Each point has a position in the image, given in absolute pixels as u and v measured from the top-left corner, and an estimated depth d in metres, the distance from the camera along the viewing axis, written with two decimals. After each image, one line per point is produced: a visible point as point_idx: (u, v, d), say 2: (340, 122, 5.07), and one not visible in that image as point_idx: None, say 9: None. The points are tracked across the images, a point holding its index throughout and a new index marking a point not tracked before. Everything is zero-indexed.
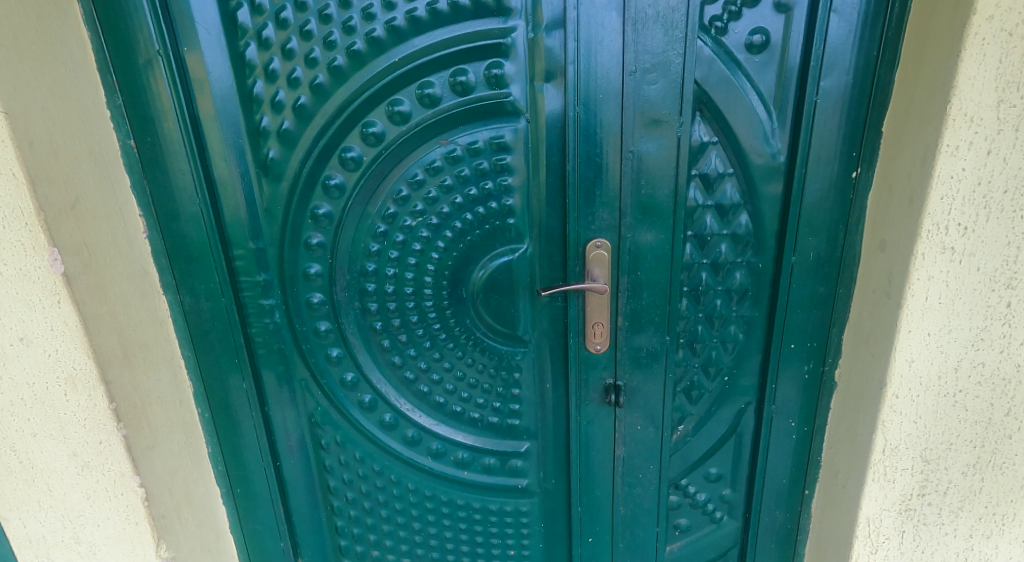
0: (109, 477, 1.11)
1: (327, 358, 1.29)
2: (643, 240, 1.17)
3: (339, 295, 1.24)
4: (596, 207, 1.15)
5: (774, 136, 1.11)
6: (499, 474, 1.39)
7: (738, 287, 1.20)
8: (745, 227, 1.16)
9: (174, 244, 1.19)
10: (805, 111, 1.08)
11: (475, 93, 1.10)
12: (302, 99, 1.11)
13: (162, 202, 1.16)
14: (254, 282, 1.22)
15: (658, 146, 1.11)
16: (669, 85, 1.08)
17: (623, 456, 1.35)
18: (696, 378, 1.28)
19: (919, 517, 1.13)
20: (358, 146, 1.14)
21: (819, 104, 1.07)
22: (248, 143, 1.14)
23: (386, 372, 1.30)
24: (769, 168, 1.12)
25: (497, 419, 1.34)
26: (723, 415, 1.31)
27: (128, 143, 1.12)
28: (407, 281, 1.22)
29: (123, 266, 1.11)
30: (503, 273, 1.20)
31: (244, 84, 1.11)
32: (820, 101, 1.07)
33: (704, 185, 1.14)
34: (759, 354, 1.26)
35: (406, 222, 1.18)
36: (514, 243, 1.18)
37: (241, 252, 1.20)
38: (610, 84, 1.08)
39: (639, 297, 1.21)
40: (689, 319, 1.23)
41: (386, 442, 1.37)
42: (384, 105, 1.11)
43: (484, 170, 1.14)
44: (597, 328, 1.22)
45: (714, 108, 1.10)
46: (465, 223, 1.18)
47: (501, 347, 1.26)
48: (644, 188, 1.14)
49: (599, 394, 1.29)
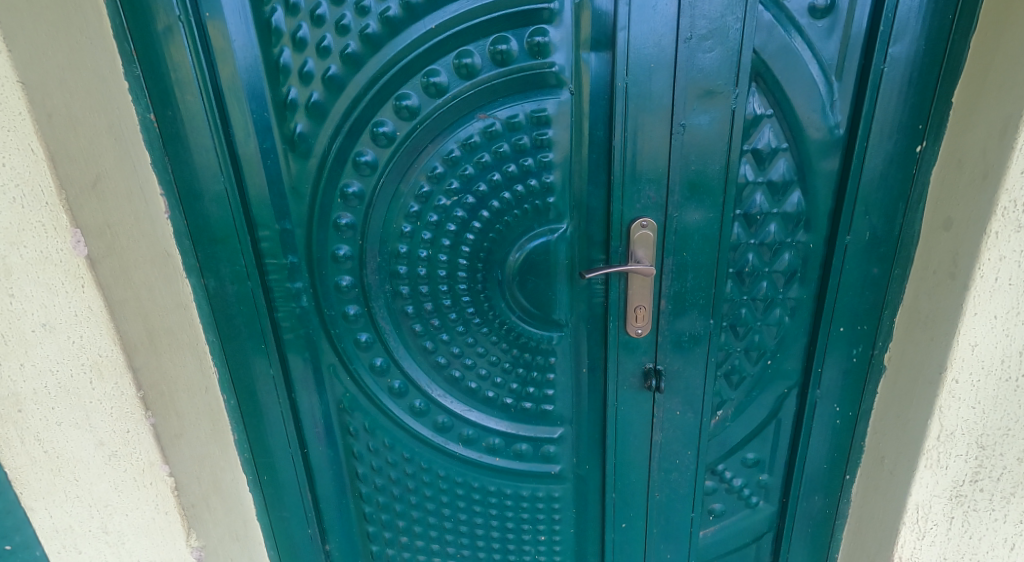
0: (137, 466, 1.08)
1: (356, 343, 1.26)
2: (690, 220, 1.12)
3: (369, 278, 1.20)
4: (643, 184, 1.09)
5: (833, 109, 1.05)
6: (532, 460, 1.37)
7: (786, 268, 1.15)
8: (796, 205, 1.11)
9: (198, 224, 1.12)
10: (870, 79, 1.01)
11: (517, 62, 1.03)
12: (332, 69, 1.04)
13: (184, 179, 1.09)
14: (281, 265, 1.17)
15: (711, 119, 1.05)
16: (725, 54, 1.02)
17: (660, 442, 1.32)
18: (737, 361, 1.24)
19: (970, 503, 1.09)
20: (390, 120, 1.07)
21: (886, 72, 1.01)
22: (274, 117, 1.07)
23: (418, 357, 1.28)
24: (827, 142, 1.07)
25: (531, 405, 1.31)
26: (765, 399, 1.28)
27: (148, 117, 1.05)
28: (441, 263, 1.18)
29: (145, 249, 1.06)
30: (541, 256, 1.16)
31: (270, 54, 1.03)
32: (887, 70, 1.01)
33: (756, 161, 1.08)
34: (805, 339, 1.22)
35: (441, 202, 1.13)
36: (553, 224, 1.13)
37: (268, 234, 1.15)
38: (662, 52, 1.02)
39: (684, 279, 1.16)
40: (734, 301, 1.19)
41: (417, 429, 1.36)
42: (419, 76, 1.04)
43: (524, 146, 1.08)
44: (640, 312, 1.18)
45: (771, 78, 1.03)
46: (503, 203, 1.12)
47: (536, 332, 1.23)
48: (693, 164, 1.08)
49: (638, 379, 1.25)
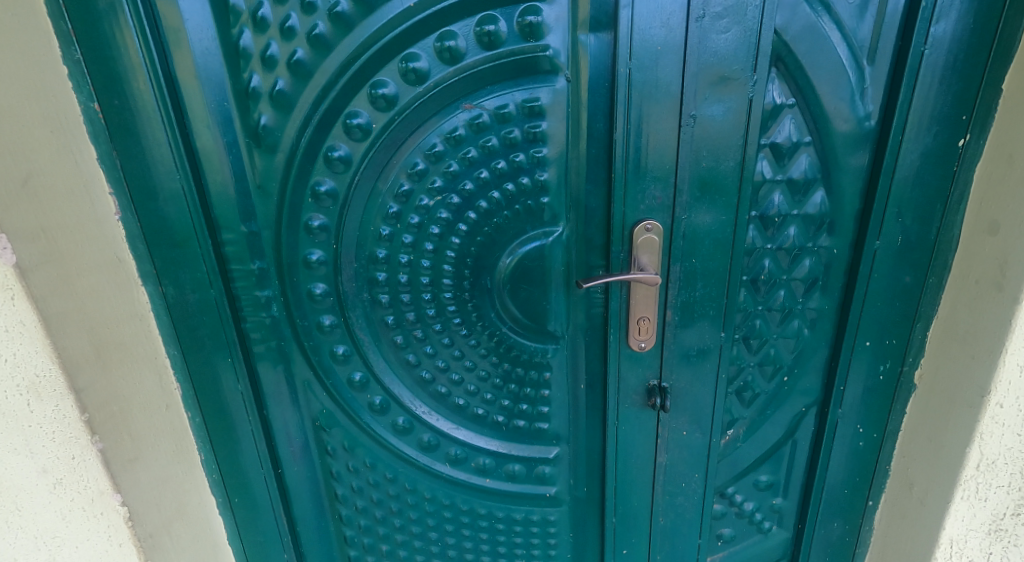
0: (86, 495, 0.98)
1: (333, 356, 1.16)
2: (700, 222, 1.00)
3: (345, 285, 1.09)
4: (647, 183, 0.98)
5: (863, 98, 0.93)
6: (525, 481, 1.26)
7: (807, 276, 1.04)
8: (819, 206, 0.99)
9: (152, 226, 1.01)
10: (909, 63, 0.90)
11: (506, 46, 0.92)
12: (299, 53, 0.92)
13: (135, 176, 0.97)
14: (248, 271, 1.06)
15: (726, 109, 0.94)
16: (742, 34, 0.90)
17: (665, 464, 1.21)
18: (750, 377, 1.13)
19: (1010, 538, 0.98)
20: (365, 111, 0.96)
21: (926, 55, 0.89)
22: (235, 108, 0.95)
23: (400, 372, 1.17)
24: (855, 136, 0.95)
25: (524, 423, 1.21)
26: (780, 417, 1.17)
27: (91, 107, 0.93)
28: (424, 270, 1.07)
29: (92, 254, 0.95)
30: (535, 262, 1.05)
31: (229, 36, 0.92)
32: (927, 52, 0.89)
33: (774, 157, 0.97)
34: (825, 353, 1.10)
35: (423, 202, 1.02)
36: (548, 226, 1.02)
37: (232, 237, 1.03)
38: (672, 33, 0.90)
39: (693, 288, 1.04)
40: (747, 312, 1.07)
41: (400, 447, 1.25)
42: (396, 61, 0.93)
43: (515, 140, 0.97)
44: (643, 324, 1.07)
45: (793, 63, 0.92)
46: (492, 203, 1.01)
47: (530, 345, 1.12)
48: (705, 160, 0.96)
49: (641, 396, 1.14)
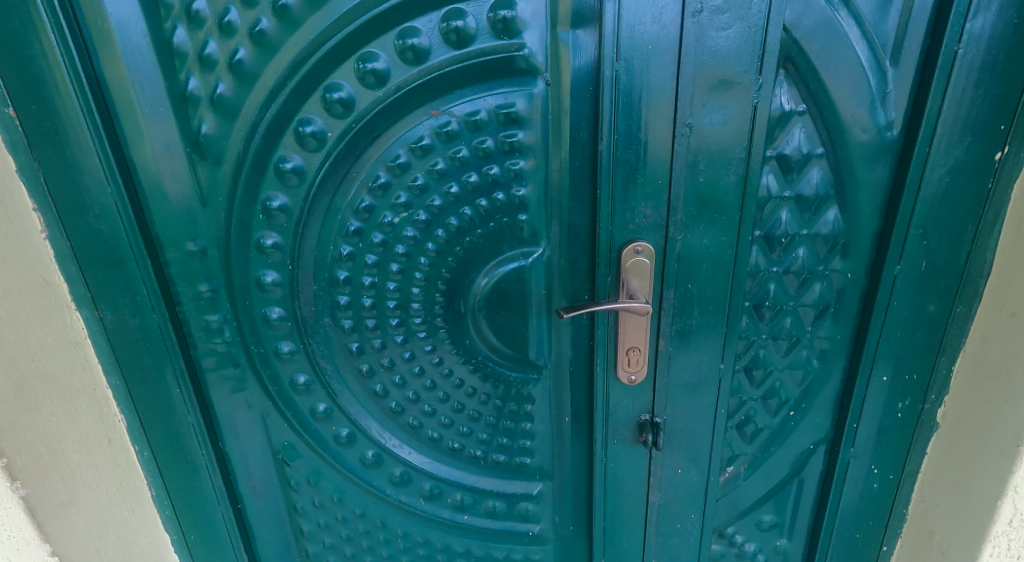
0: (10, 545, 0.87)
1: (293, 385, 1.05)
2: (699, 243, 0.89)
3: (303, 310, 0.98)
4: (637, 200, 0.87)
5: (883, 104, 0.82)
6: (506, 519, 1.15)
7: (817, 302, 0.93)
8: (832, 225, 0.88)
9: (84, 245, 0.90)
10: (941, 64, 0.79)
11: (476, 44, 0.81)
12: (241, 52, 0.82)
13: (61, 190, 0.87)
14: (195, 293, 0.96)
15: (727, 116, 0.83)
16: (746, 32, 0.79)
17: (658, 503, 1.09)
18: (752, 411, 1.02)
19: None
20: (319, 118, 0.85)
21: (960, 55, 0.78)
22: (172, 114, 0.84)
23: (366, 403, 1.07)
24: (874, 147, 0.84)
25: (504, 457, 1.10)
26: (785, 454, 1.05)
27: (7, 113, 0.83)
28: (391, 293, 0.96)
29: (12, 278, 0.84)
30: (513, 285, 0.94)
31: (161, 32, 0.81)
32: (961, 51, 0.78)
33: (781, 170, 0.86)
34: (836, 385, 0.99)
35: (387, 219, 0.91)
36: (527, 246, 0.91)
37: (176, 257, 0.93)
38: (667, 30, 0.79)
39: (689, 315, 0.94)
40: (750, 341, 0.96)
41: (370, 482, 1.14)
42: (352, 61, 0.82)
43: (488, 151, 0.86)
44: (633, 355, 0.96)
45: (805, 64, 0.81)
46: (464, 220, 0.91)
47: (510, 374, 1.02)
48: (703, 174, 0.86)
49: (631, 431, 1.03)
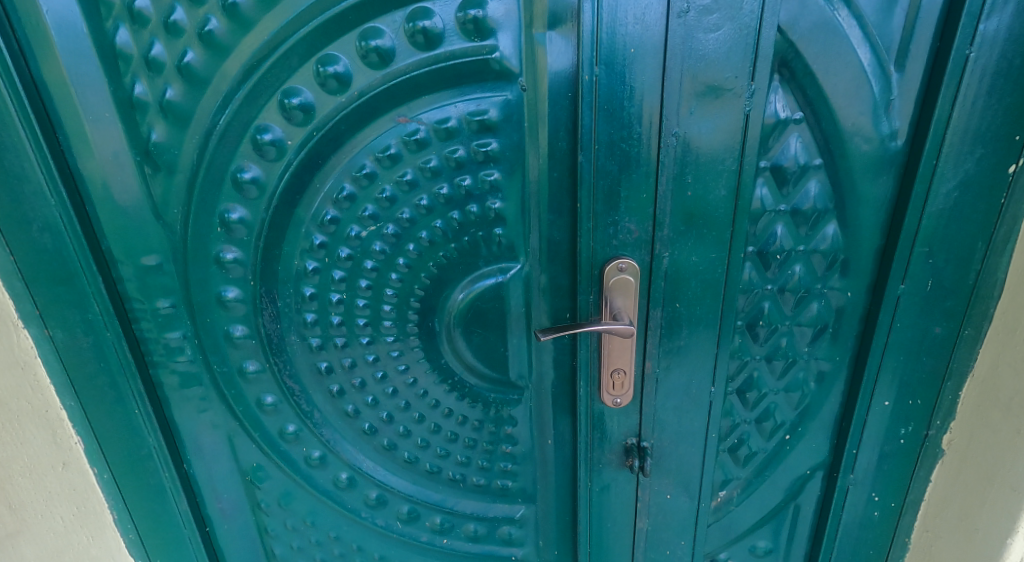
0: None
1: (260, 406, 0.99)
2: (688, 260, 0.83)
3: (268, 328, 0.92)
4: (621, 214, 0.81)
5: (886, 112, 0.76)
6: (488, 543, 1.10)
7: (814, 321, 0.87)
8: (831, 241, 0.82)
9: (29, 260, 0.83)
10: (950, 68, 0.72)
11: (444, 46, 0.75)
12: (189, 55, 0.76)
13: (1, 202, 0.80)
14: (153, 310, 0.90)
15: (717, 125, 0.76)
16: (737, 33, 0.73)
17: (647, 530, 1.03)
18: (745, 434, 0.96)
19: None
20: (278, 125, 0.79)
21: (972, 59, 0.72)
22: (119, 121, 0.79)
23: (338, 424, 1.01)
24: (876, 159, 0.78)
25: (485, 480, 1.04)
26: (779, 479, 0.99)
27: None
28: (360, 311, 0.90)
29: None
30: (490, 302, 0.88)
31: (103, 33, 0.75)
32: (973, 55, 0.72)
33: (776, 182, 0.80)
34: (835, 409, 0.93)
35: (354, 232, 0.85)
36: (505, 262, 0.85)
37: (130, 272, 0.87)
38: (652, 31, 0.73)
39: (677, 336, 0.88)
40: (743, 363, 0.90)
41: (344, 505, 1.08)
42: (311, 64, 0.76)
43: (461, 161, 0.80)
44: (618, 378, 0.89)
45: (802, 68, 0.74)
46: (436, 234, 0.85)
47: (489, 395, 0.96)
48: (692, 187, 0.79)
49: (617, 456, 0.98)
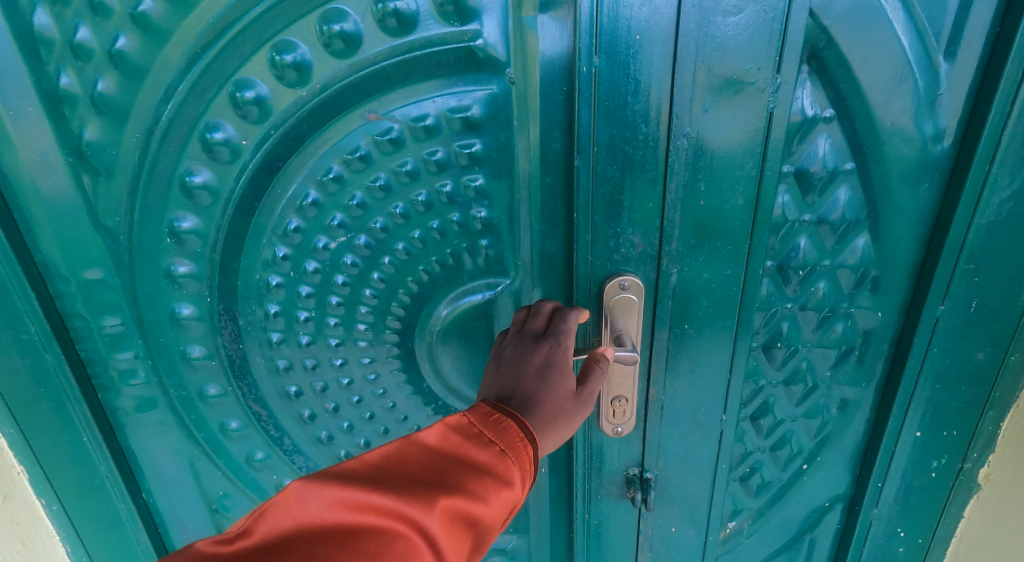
0: None
1: (224, 431, 0.89)
2: (699, 276, 0.74)
3: (228, 348, 0.82)
4: (625, 226, 0.71)
5: (929, 109, 0.66)
6: None
7: (839, 343, 0.78)
8: (860, 255, 0.73)
9: None
10: (1012, 59, 0.62)
11: (419, 32, 0.65)
12: (122, 41, 0.66)
13: None
14: (98, 328, 0.80)
15: (733, 123, 0.67)
16: (759, 17, 0.63)
17: None
18: (758, 464, 0.87)
19: None
20: (230, 124, 0.69)
21: None
22: (47, 117, 0.69)
23: (310, 451, 0.91)
24: (915, 163, 0.68)
25: None
26: (794, 511, 0.91)
27: None
28: (331, 329, 0.81)
29: None
30: (477, 322, 0.78)
31: (21, 15, 0.65)
32: None
33: (800, 189, 0.70)
34: (859, 438, 0.84)
35: (322, 244, 0.75)
36: (492, 277, 0.76)
37: (71, 287, 0.78)
38: (663, 14, 0.63)
39: (686, 359, 0.78)
40: (759, 388, 0.81)
41: None
42: (265, 52, 0.66)
43: (442, 164, 0.70)
44: (619, 406, 0.79)
45: (834, 57, 0.65)
46: (415, 246, 0.75)
47: None
48: (705, 195, 0.70)
49: (618, 487, 0.88)
